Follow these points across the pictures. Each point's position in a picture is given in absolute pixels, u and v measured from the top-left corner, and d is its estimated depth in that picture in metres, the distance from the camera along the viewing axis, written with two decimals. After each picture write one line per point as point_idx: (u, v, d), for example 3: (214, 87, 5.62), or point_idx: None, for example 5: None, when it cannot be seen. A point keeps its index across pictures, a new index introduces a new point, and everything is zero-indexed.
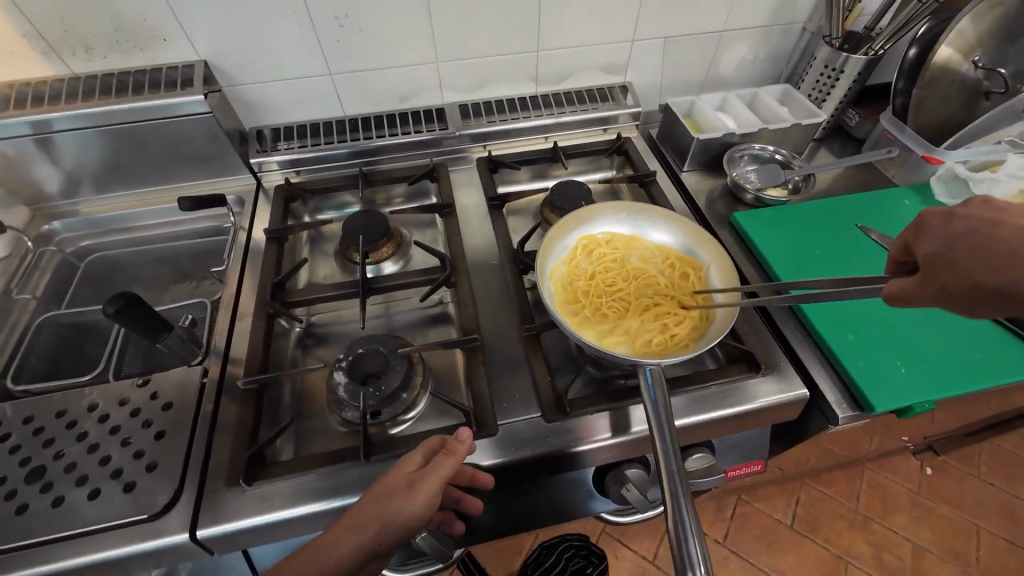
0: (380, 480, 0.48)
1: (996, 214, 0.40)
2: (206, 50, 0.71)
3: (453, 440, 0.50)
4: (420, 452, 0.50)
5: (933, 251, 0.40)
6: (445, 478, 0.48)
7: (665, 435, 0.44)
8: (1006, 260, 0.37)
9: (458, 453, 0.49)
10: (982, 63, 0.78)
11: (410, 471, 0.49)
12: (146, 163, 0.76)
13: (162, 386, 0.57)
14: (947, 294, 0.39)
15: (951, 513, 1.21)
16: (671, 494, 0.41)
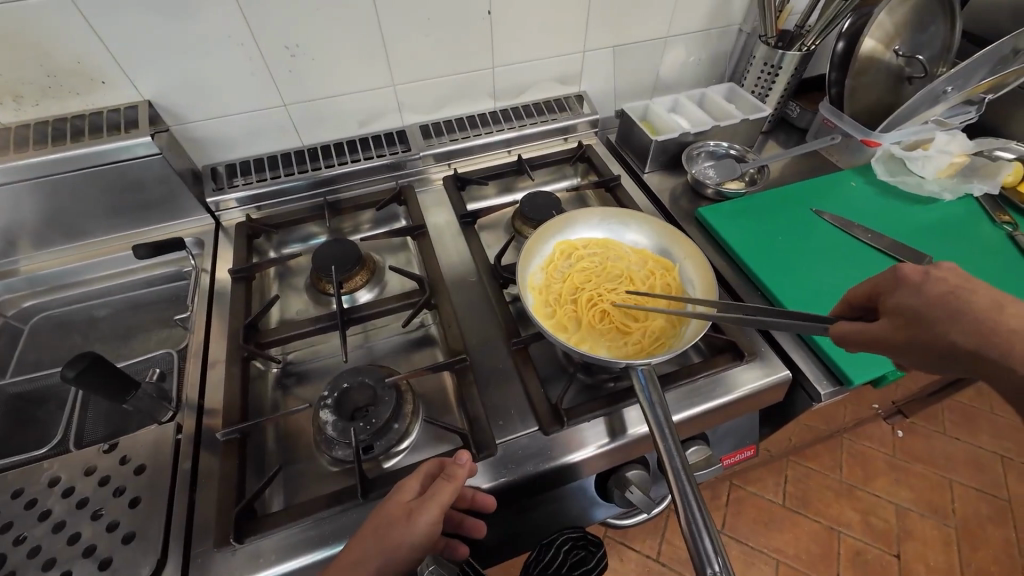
0: (376, 512, 0.47)
1: (969, 277, 0.40)
2: (149, 90, 0.68)
3: (452, 464, 0.49)
4: (417, 478, 0.49)
5: (910, 303, 0.40)
6: (446, 504, 0.46)
7: (667, 428, 0.45)
8: (972, 321, 0.38)
9: (457, 478, 0.48)
10: (902, 51, 0.84)
11: (408, 499, 0.47)
12: (92, 212, 0.71)
13: (132, 450, 0.53)
14: (919, 350, 0.39)
15: (924, 470, 1.28)
16: (679, 491, 0.41)
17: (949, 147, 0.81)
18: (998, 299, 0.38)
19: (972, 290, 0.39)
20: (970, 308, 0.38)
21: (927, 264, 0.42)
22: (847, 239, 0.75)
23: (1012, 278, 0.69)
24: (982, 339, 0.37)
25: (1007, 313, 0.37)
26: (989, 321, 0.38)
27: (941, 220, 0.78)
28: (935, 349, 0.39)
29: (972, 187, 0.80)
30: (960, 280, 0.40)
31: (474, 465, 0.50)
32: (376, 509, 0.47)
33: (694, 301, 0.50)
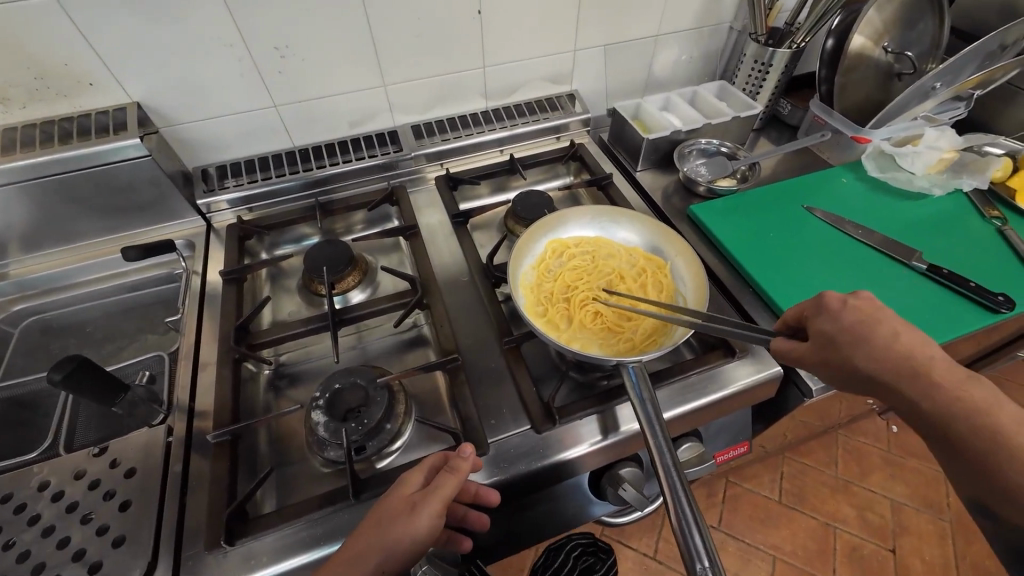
0: (378, 506, 0.47)
1: (878, 308, 0.46)
2: (138, 91, 0.67)
3: (456, 456, 0.48)
4: (420, 472, 0.49)
5: (827, 329, 0.46)
6: (449, 496, 0.46)
7: (657, 427, 0.45)
8: (872, 349, 0.44)
9: (462, 471, 0.47)
10: (891, 48, 0.85)
11: (410, 493, 0.47)
12: (81, 215, 0.71)
13: (123, 453, 0.53)
14: (829, 368, 0.46)
15: (920, 465, 1.29)
16: (670, 487, 0.41)
17: (939, 143, 0.81)
18: (895, 330, 0.45)
19: (877, 321, 0.45)
20: (869, 337, 0.45)
21: (846, 294, 0.47)
22: (838, 235, 0.75)
23: (1002, 272, 0.69)
24: (880, 365, 0.44)
25: (899, 343, 0.44)
26: (884, 348, 0.44)
27: (932, 215, 0.78)
28: (841, 371, 0.46)
29: (961, 182, 0.80)
30: (871, 310, 0.46)
31: (478, 458, 0.50)
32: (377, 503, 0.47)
33: (681, 308, 0.53)
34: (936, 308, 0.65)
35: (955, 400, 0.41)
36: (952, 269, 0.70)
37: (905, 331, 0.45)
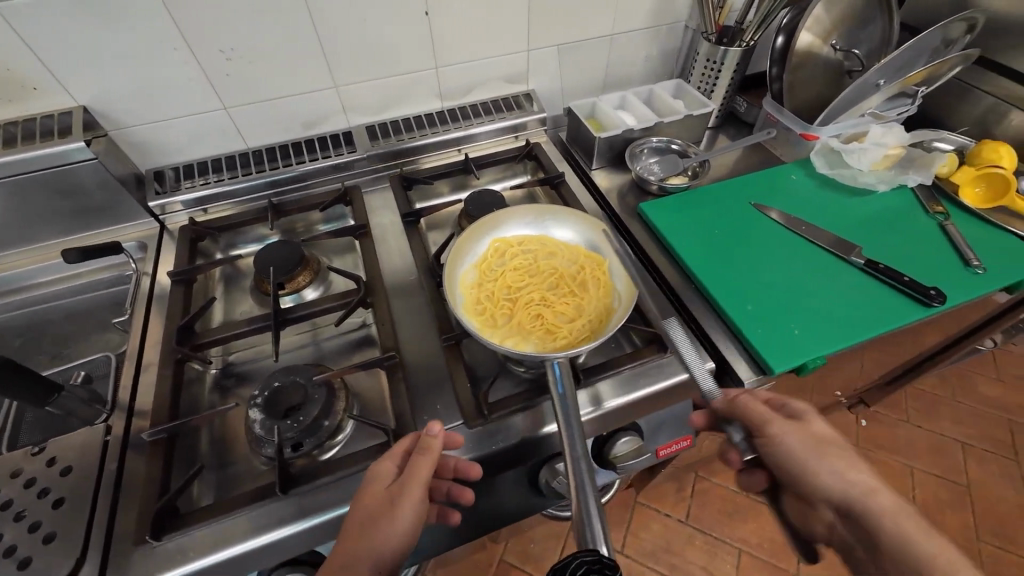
0: (358, 505, 0.49)
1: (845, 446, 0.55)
2: (85, 96, 0.68)
3: (426, 435, 0.51)
4: (390, 459, 0.51)
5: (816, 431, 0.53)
6: (426, 477, 0.49)
7: (574, 428, 0.47)
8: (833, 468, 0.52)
9: (432, 450, 0.50)
10: (839, 45, 0.86)
11: (384, 488, 0.49)
12: (31, 218, 0.71)
13: (61, 451, 0.54)
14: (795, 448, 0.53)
15: (888, 458, 1.30)
16: (576, 480, 0.43)
17: (885, 140, 0.82)
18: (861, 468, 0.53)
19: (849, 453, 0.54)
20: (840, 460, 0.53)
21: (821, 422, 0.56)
22: (783, 232, 0.77)
23: (939, 268, 0.71)
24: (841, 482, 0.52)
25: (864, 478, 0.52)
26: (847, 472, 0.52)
27: (877, 212, 0.79)
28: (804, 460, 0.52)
29: (907, 178, 0.81)
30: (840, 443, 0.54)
31: (449, 434, 0.54)
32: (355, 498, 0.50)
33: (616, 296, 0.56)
34: (871, 301, 0.66)
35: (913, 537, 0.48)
36: (888, 263, 0.71)
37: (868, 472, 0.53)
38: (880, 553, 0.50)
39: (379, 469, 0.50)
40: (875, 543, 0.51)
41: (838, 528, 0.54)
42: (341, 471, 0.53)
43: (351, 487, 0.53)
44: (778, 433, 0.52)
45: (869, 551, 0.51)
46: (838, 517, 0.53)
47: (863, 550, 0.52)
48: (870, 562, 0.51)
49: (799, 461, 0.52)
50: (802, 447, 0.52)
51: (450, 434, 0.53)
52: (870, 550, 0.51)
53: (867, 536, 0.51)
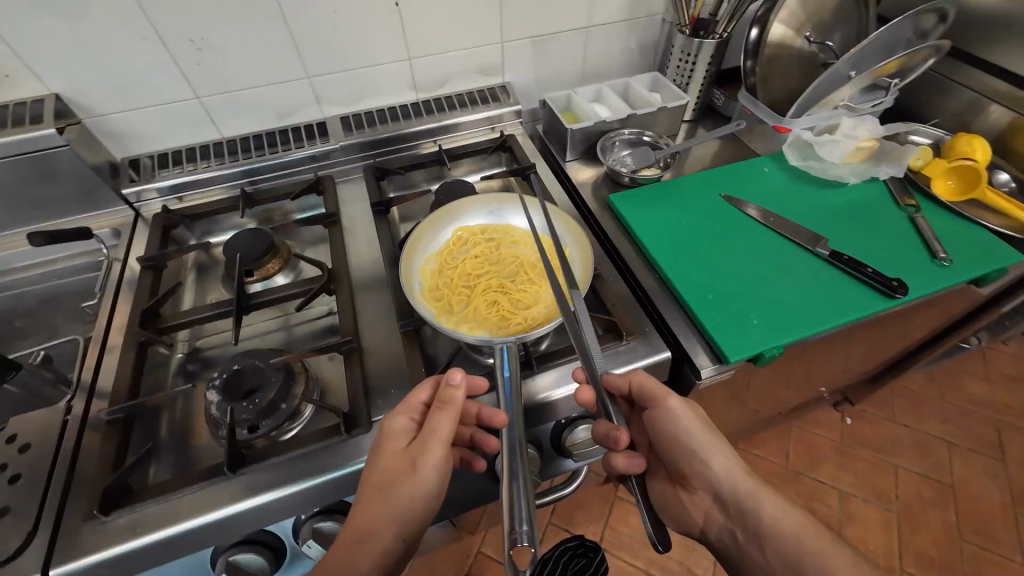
0: (377, 463, 0.50)
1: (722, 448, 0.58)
2: (57, 84, 0.69)
3: (447, 386, 0.50)
4: (406, 414, 0.51)
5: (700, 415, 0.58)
6: (447, 430, 0.49)
7: (512, 411, 0.49)
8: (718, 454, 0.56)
9: (453, 402, 0.50)
10: (813, 37, 0.85)
11: (402, 447, 0.50)
12: (5, 204, 0.72)
13: (20, 429, 0.55)
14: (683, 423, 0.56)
15: (872, 456, 1.29)
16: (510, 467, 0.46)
17: (856, 131, 0.81)
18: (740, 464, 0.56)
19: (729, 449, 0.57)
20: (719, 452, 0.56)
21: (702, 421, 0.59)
22: (750, 223, 0.76)
23: (903, 257, 0.71)
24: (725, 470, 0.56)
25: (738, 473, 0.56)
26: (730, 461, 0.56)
27: (847, 203, 0.79)
28: (688, 439, 0.56)
29: (878, 171, 0.81)
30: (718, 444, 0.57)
31: (470, 380, 0.52)
32: (374, 455, 0.50)
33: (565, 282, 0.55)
34: (827, 292, 0.66)
35: (785, 516, 0.52)
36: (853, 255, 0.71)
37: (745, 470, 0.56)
38: (761, 537, 0.53)
39: (396, 425, 0.51)
40: (757, 527, 0.54)
41: (714, 515, 0.58)
42: (292, 452, 0.54)
43: (302, 467, 0.53)
44: (672, 406, 0.56)
45: (749, 535, 0.54)
46: (715, 502, 0.58)
47: (743, 534, 0.55)
48: (750, 544, 0.54)
49: (689, 436, 0.56)
50: (692, 423, 0.56)
51: (470, 379, 0.52)
52: (749, 534, 0.54)
53: (747, 521, 0.55)
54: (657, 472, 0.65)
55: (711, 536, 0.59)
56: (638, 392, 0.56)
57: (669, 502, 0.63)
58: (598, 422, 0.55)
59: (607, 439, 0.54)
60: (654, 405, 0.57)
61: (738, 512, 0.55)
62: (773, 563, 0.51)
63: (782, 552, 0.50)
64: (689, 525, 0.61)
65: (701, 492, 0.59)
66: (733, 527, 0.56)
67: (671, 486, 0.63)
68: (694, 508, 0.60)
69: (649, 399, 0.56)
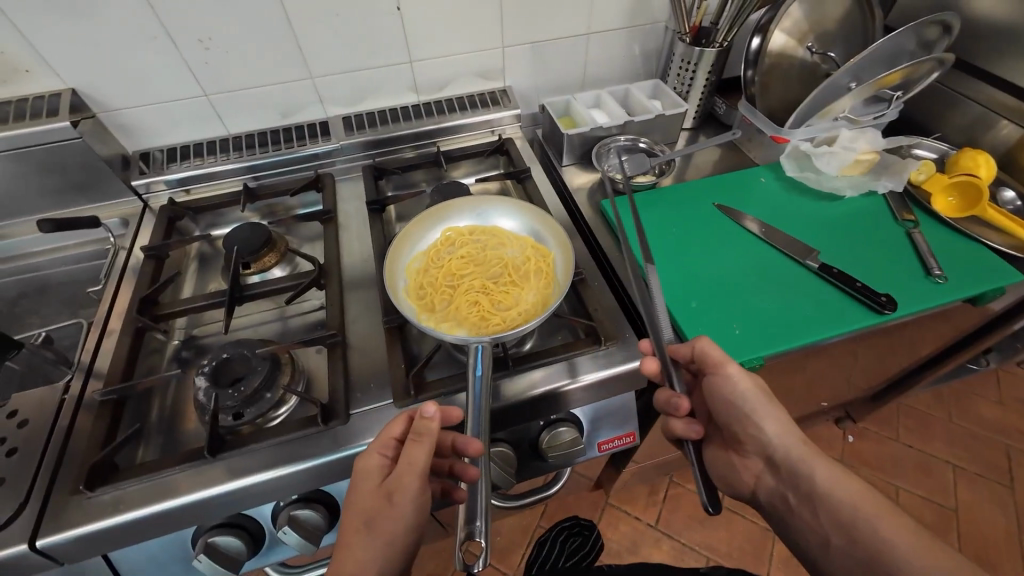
0: (354, 503, 0.50)
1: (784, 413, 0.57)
2: (72, 78, 0.73)
3: (420, 419, 0.50)
4: (378, 451, 0.51)
5: (763, 382, 0.57)
6: (423, 463, 0.49)
7: (480, 425, 0.50)
8: (776, 415, 0.56)
9: (426, 433, 0.50)
10: (816, 48, 0.87)
11: (379, 482, 0.51)
12: (22, 192, 0.76)
13: (20, 405, 0.58)
14: (748, 387, 0.55)
15: (871, 474, 1.27)
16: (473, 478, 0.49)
17: (855, 144, 0.80)
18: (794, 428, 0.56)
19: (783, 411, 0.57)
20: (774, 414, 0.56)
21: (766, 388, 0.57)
22: (741, 232, 0.76)
23: (903, 267, 0.70)
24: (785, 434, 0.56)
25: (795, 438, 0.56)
26: (786, 424, 0.56)
27: (840, 214, 0.78)
28: (748, 403, 0.56)
29: (877, 185, 0.80)
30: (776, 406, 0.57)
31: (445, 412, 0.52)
32: (352, 493, 0.51)
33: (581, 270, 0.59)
34: (810, 303, 0.66)
35: (839, 478, 0.52)
36: (843, 268, 0.70)
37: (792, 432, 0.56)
38: (813, 498, 0.53)
39: (369, 463, 0.51)
40: (809, 489, 0.54)
41: (766, 478, 0.58)
42: (270, 439, 0.55)
43: (279, 455, 0.55)
44: (733, 373, 0.55)
45: (800, 496, 0.55)
46: (766, 466, 0.58)
47: (795, 495, 0.55)
48: (800, 506, 0.55)
49: (746, 403, 0.56)
50: (753, 391, 0.55)
51: (448, 410, 0.54)
52: (800, 495, 0.55)
53: (800, 485, 0.55)
54: (712, 438, 0.63)
55: (760, 498, 0.59)
56: (700, 358, 0.57)
57: (720, 466, 0.62)
58: (658, 390, 0.59)
59: (669, 406, 0.57)
60: (713, 371, 0.56)
61: (792, 476, 0.55)
62: (825, 523, 0.52)
63: (835, 513, 0.51)
64: (738, 487, 0.61)
65: (753, 456, 0.58)
66: (784, 490, 0.57)
67: (723, 452, 0.62)
68: (745, 471, 0.60)
69: (709, 366, 0.56)
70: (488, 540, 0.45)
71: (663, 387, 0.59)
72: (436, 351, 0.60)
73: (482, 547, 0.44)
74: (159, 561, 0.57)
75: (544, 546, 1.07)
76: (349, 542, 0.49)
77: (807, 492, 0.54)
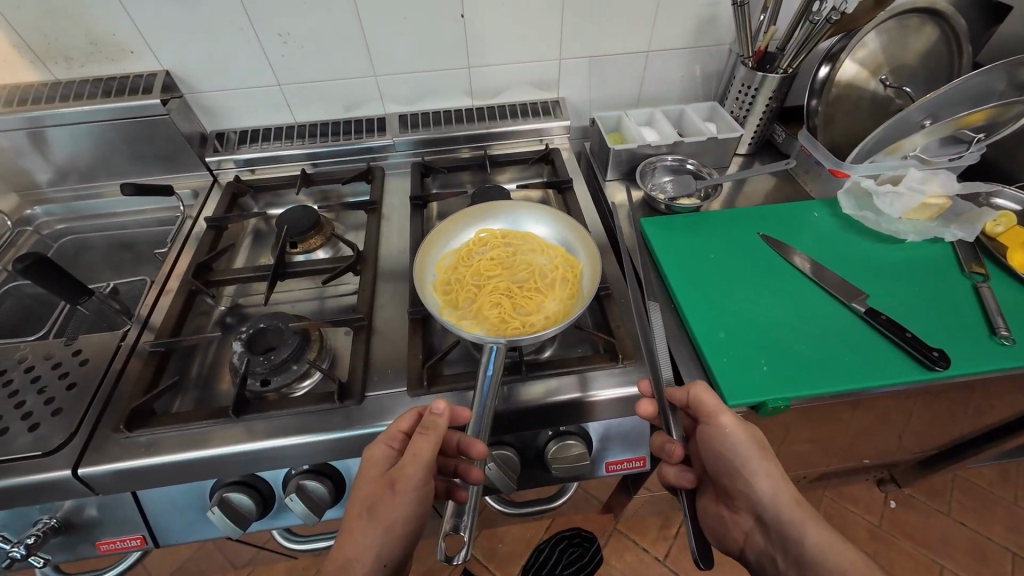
0: (357, 489, 0.52)
1: (776, 468, 0.53)
2: (168, 62, 0.81)
3: (430, 414, 0.52)
4: (384, 442, 0.53)
5: (761, 433, 0.54)
6: (427, 455, 0.50)
7: (482, 424, 0.51)
8: (770, 474, 0.52)
9: (435, 426, 0.51)
10: (890, 80, 0.82)
11: (383, 471, 0.52)
12: (116, 158, 0.86)
13: (85, 346, 0.65)
14: (743, 440, 0.53)
15: (912, 549, 1.17)
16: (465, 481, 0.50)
17: (925, 186, 0.75)
18: (780, 496, 0.52)
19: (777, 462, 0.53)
20: (754, 474, 0.52)
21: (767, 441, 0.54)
22: (785, 266, 0.73)
23: (951, 330, 0.63)
24: (777, 491, 0.52)
25: (782, 504, 0.52)
26: (777, 482, 0.52)
27: (899, 261, 0.73)
28: (735, 456, 0.53)
29: (946, 232, 0.75)
30: (772, 467, 0.53)
31: (456, 411, 0.53)
32: (357, 482, 0.52)
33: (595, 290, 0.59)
34: (849, 350, 0.62)
35: (833, 543, 0.48)
36: (892, 316, 0.65)
37: (783, 491, 0.52)
38: (802, 564, 0.49)
39: (376, 452, 0.53)
40: (798, 553, 0.50)
41: (755, 537, 0.55)
42: (288, 408, 0.59)
43: (296, 424, 0.58)
44: (726, 423, 0.53)
45: (790, 561, 0.51)
46: (756, 524, 0.54)
47: (783, 559, 0.52)
48: (789, 570, 0.51)
49: (736, 456, 0.53)
50: (746, 445, 0.53)
51: (456, 409, 0.53)
52: (789, 559, 0.51)
53: (789, 549, 0.51)
54: (706, 489, 0.61)
55: (749, 557, 0.56)
56: (695, 405, 0.55)
57: (711, 519, 0.59)
58: (655, 434, 0.60)
59: (662, 451, 0.58)
60: (706, 420, 0.54)
61: (781, 537, 0.52)
62: None
63: None
64: (727, 543, 0.58)
65: (742, 512, 0.55)
66: (772, 551, 0.53)
67: (715, 504, 0.59)
68: (734, 528, 0.56)
69: (703, 415, 0.54)
70: (469, 533, 0.47)
71: (660, 432, 0.60)
72: (454, 346, 0.62)
73: (465, 541, 0.47)
74: (179, 509, 0.61)
75: (540, 554, 1.15)
76: (352, 526, 0.50)
77: (795, 555, 0.50)
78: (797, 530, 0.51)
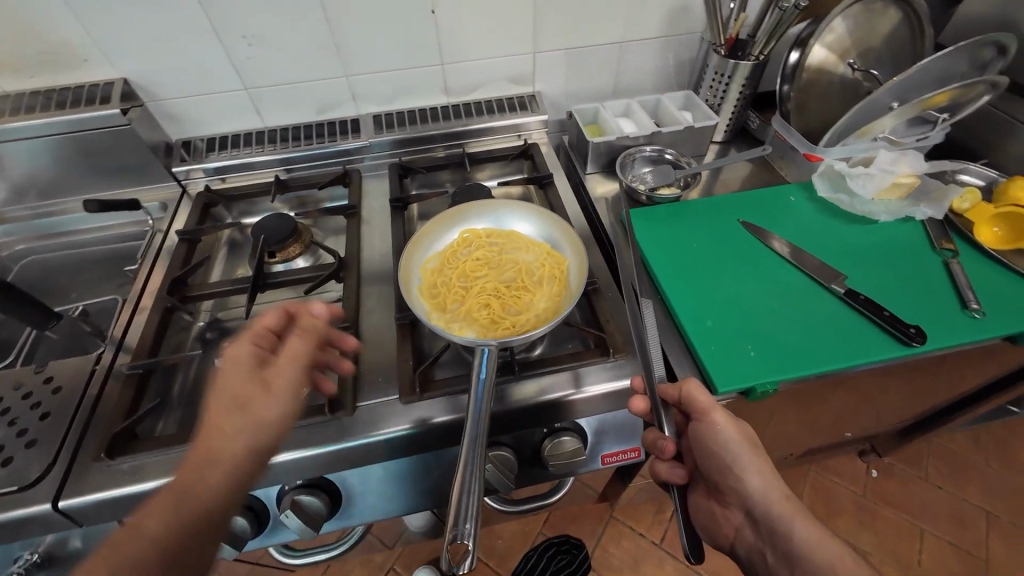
0: (219, 389, 0.48)
1: (766, 466, 0.54)
2: (127, 70, 0.78)
3: (308, 315, 0.53)
4: (250, 341, 0.51)
5: (752, 431, 0.55)
6: (304, 352, 0.51)
7: (478, 427, 0.49)
8: (761, 472, 0.54)
9: (314, 322, 0.53)
10: (858, 64, 0.84)
11: (252, 371, 0.50)
12: (76, 172, 0.82)
13: (57, 372, 0.62)
14: (734, 438, 0.54)
15: (894, 515, 1.22)
16: (461, 484, 0.47)
17: (895, 166, 0.77)
18: (769, 493, 0.53)
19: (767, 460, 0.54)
20: (746, 472, 0.53)
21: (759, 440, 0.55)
22: (765, 251, 0.74)
23: (928, 312, 0.65)
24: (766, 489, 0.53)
25: (771, 501, 0.53)
26: (765, 479, 0.53)
27: (875, 244, 0.74)
28: (726, 454, 0.54)
29: (916, 211, 0.77)
30: (763, 466, 0.54)
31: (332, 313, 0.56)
32: (218, 381, 0.49)
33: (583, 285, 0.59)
34: (832, 334, 0.64)
35: (821, 539, 0.50)
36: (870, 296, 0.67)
37: (773, 489, 0.53)
38: (791, 559, 0.51)
39: (239, 351, 0.50)
40: (787, 549, 0.51)
41: (744, 532, 0.56)
42: None
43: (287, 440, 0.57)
44: (718, 421, 0.54)
45: (779, 555, 0.53)
46: (746, 519, 0.55)
47: (772, 553, 0.53)
48: (778, 565, 0.52)
49: (728, 453, 0.54)
50: (738, 442, 0.53)
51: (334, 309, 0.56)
52: (778, 554, 0.52)
53: (778, 543, 0.52)
54: (697, 484, 0.61)
55: (739, 552, 0.57)
56: (687, 402, 0.55)
57: (702, 517, 0.60)
58: (647, 430, 0.59)
59: (655, 447, 0.57)
60: (699, 417, 0.55)
61: (770, 533, 0.53)
62: None
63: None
64: (718, 538, 0.59)
65: (733, 508, 0.56)
66: (762, 546, 0.54)
67: (706, 500, 0.60)
68: (726, 523, 0.58)
69: (696, 412, 0.55)
70: (474, 543, 0.44)
71: (653, 429, 0.60)
72: (445, 349, 0.61)
73: (469, 549, 0.43)
74: None
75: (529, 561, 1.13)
76: (218, 425, 0.47)
77: (784, 551, 0.51)
78: (786, 526, 0.52)
